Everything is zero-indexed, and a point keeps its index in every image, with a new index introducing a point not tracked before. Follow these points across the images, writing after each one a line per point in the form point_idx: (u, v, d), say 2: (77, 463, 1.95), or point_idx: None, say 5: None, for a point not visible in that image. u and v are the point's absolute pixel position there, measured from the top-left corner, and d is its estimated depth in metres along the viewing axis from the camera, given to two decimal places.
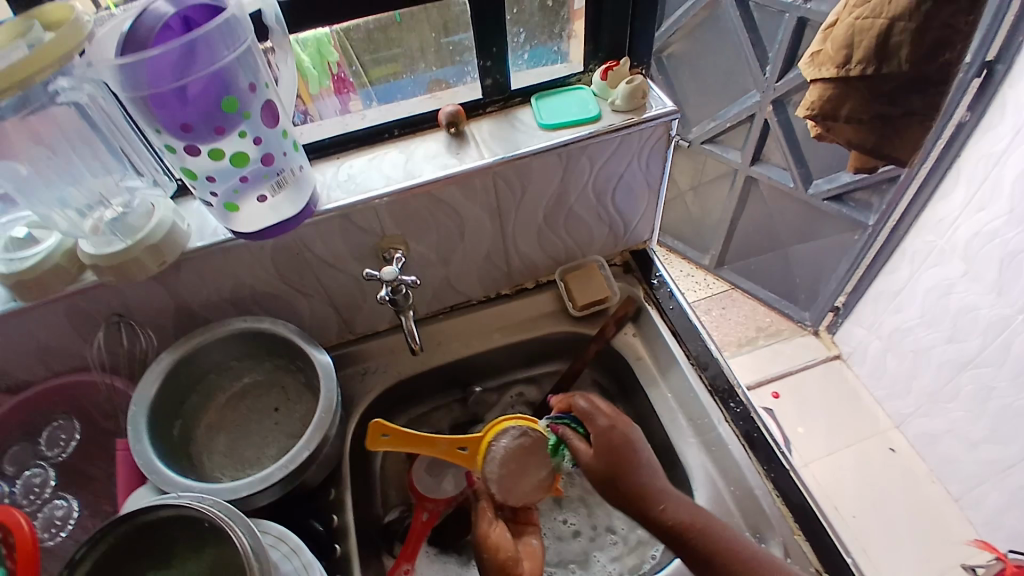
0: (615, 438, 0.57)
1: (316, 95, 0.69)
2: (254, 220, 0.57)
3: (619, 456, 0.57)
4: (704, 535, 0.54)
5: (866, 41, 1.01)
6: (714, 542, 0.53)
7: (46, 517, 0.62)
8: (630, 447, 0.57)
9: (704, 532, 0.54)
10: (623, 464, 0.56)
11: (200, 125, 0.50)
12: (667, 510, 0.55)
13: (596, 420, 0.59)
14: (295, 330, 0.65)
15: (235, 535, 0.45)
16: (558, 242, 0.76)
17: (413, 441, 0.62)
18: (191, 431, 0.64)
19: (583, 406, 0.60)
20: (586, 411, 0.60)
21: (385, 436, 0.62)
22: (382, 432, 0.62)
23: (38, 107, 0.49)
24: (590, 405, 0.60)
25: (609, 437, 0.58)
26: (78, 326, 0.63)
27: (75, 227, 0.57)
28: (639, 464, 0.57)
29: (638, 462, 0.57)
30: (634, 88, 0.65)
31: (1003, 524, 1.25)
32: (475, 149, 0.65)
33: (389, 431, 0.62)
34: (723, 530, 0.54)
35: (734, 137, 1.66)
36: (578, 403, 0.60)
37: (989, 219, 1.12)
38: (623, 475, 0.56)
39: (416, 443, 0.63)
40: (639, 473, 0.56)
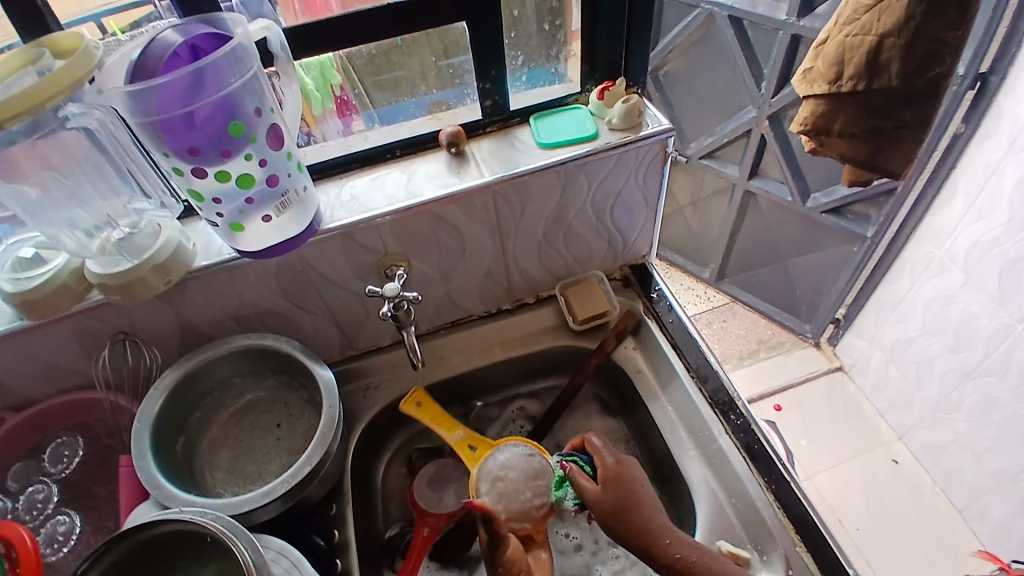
0: (625, 474, 0.59)
1: (319, 117, 0.71)
2: (259, 239, 0.58)
3: (627, 492, 0.58)
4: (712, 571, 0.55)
5: (857, 58, 1.04)
6: None
7: (49, 533, 0.63)
8: (639, 484, 0.58)
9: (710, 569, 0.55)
10: (632, 500, 0.57)
11: (207, 149, 0.52)
12: (675, 547, 0.55)
13: (605, 457, 0.60)
14: (297, 346, 0.65)
15: (237, 548, 0.46)
16: (558, 258, 0.77)
17: (435, 422, 0.70)
18: (194, 448, 0.65)
19: (594, 443, 0.61)
20: (596, 448, 0.61)
21: (416, 407, 0.71)
22: (416, 401, 0.71)
23: (48, 132, 0.51)
24: (600, 443, 0.61)
25: (619, 473, 0.59)
26: (84, 344, 0.64)
27: (82, 248, 0.58)
28: (647, 502, 0.58)
29: (643, 499, 0.58)
30: (630, 107, 0.66)
31: (1009, 536, 1.24)
32: (475, 168, 0.67)
33: (421, 402, 0.71)
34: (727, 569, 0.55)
35: (732, 151, 1.68)
36: (591, 438, 0.61)
37: (987, 229, 1.13)
38: (632, 511, 0.57)
39: (435, 425, 0.70)
40: (647, 511, 0.57)
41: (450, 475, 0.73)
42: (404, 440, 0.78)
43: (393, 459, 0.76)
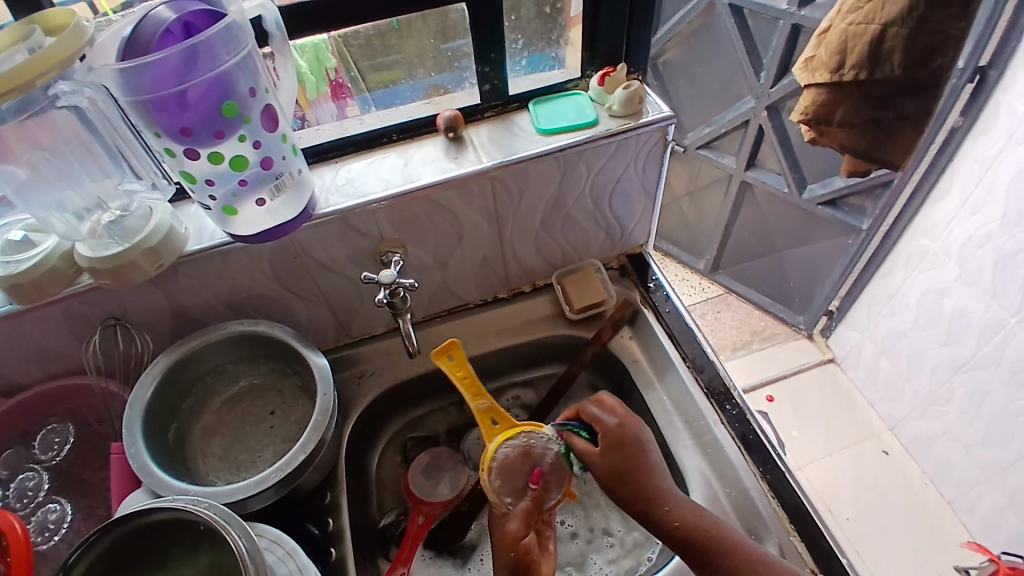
0: (626, 437, 0.58)
1: (313, 100, 0.69)
2: (252, 223, 0.57)
3: (627, 456, 0.57)
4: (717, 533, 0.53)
5: (860, 46, 1.03)
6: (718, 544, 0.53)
7: (40, 521, 0.62)
8: (640, 448, 0.58)
9: (714, 533, 0.53)
10: (632, 462, 0.57)
11: (200, 129, 0.50)
12: (678, 510, 0.54)
13: (606, 423, 0.59)
14: (291, 333, 0.64)
15: (230, 536, 0.45)
16: (555, 246, 0.76)
17: (461, 383, 0.66)
18: (186, 435, 0.64)
19: (592, 411, 0.61)
20: (596, 413, 0.60)
21: (449, 361, 0.67)
22: (450, 355, 0.67)
23: (38, 110, 0.49)
24: (600, 408, 0.61)
25: (618, 437, 0.58)
26: (75, 329, 0.63)
27: (72, 231, 0.57)
28: (649, 466, 0.57)
29: (646, 464, 0.57)
30: (631, 93, 0.65)
31: (997, 527, 1.25)
32: (473, 153, 0.65)
33: (453, 359, 0.67)
34: (732, 533, 0.54)
35: (729, 142, 1.67)
36: (587, 407, 0.61)
37: (982, 223, 1.13)
38: (632, 472, 0.56)
39: (461, 387, 0.66)
40: (648, 474, 0.56)
41: (445, 464, 0.73)
42: (399, 429, 0.77)
43: (387, 447, 0.76)
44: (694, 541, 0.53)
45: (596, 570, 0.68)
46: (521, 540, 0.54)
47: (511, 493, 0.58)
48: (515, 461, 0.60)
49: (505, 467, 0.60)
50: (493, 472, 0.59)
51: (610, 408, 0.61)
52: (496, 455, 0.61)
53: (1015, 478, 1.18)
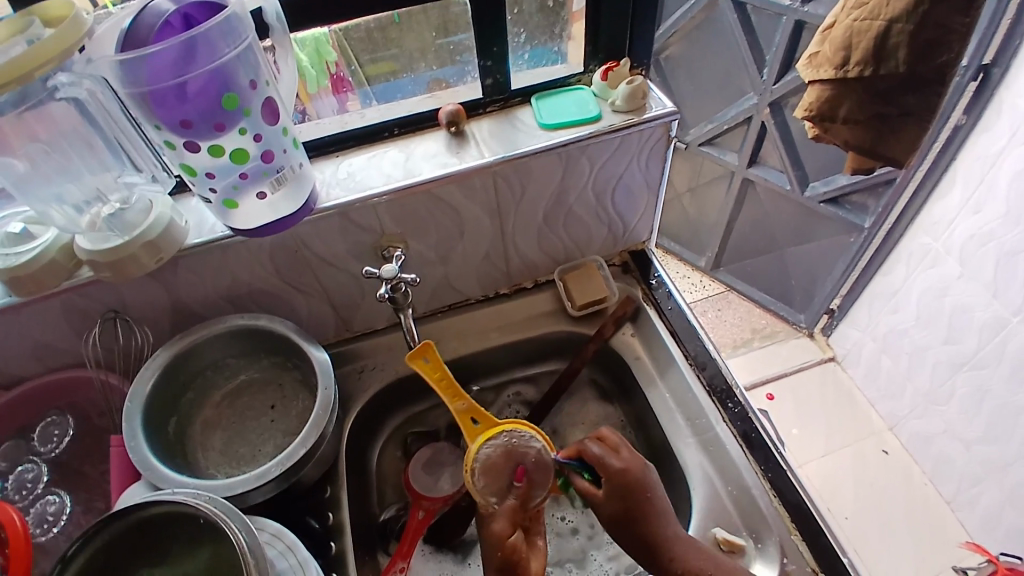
0: (629, 481, 0.57)
1: (314, 95, 0.69)
2: (253, 217, 0.57)
3: (632, 502, 0.56)
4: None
5: (866, 42, 1.03)
6: None
7: (39, 513, 0.62)
8: (646, 490, 0.57)
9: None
10: (638, 508, 0.56)
11: (200, 122, 0.50)
12: (684, 555, 0.54)
13: (609, 465, 0.58)
14: (292, 327, 0.64)
15: (230, 530, 0.45)
16: (557, 241, 0.76)
17: (438, 385, 0.64)
18: (187, 429, 0.64)
19: (594, 452, 0.59)
20: (599, 454, 0.59)
21: (424, 363, 0.64)
22: (424, 355, 0.64)
23: (37, 103, 0.49)
24: (604, 449, 0.59)
25: (623, 482, 0.57)
26: (74, 322, 0.62)
27: (71, 224, 0.57)
28: (654, 510, 0.56)
29: (652, 508, 0.56)
30: (634, 89, 0.65)
31: (997, 526, 1.26)
32: (475, 148, 0.65)
33: (429, 360, 0.64)
34: (738, 572, 0.54)
35: (731, 138, 1.67)
36: (590, 446, 0.60)
37: (984, 221, 1.12)
38: (637, 518, 0.56)
39: (437, 389, 0.64)
40: (652, 519, 0.56)
41: (445, 459, 0.73)
42: (399, 424, 0.77)
43: (388, 442, 0.76)
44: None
45: (596, 567, 0.68)
46: (510, 538, 0.54)
47: (496, 493, 0.57)
48: (499, 461, 0.59)
49: (489, 467, 0.59)
50: (475, 474, 0.58)
51: (615, 449, 0.60)
52: (478, 456, 0.59)
53: (1015, 476, 1.18)
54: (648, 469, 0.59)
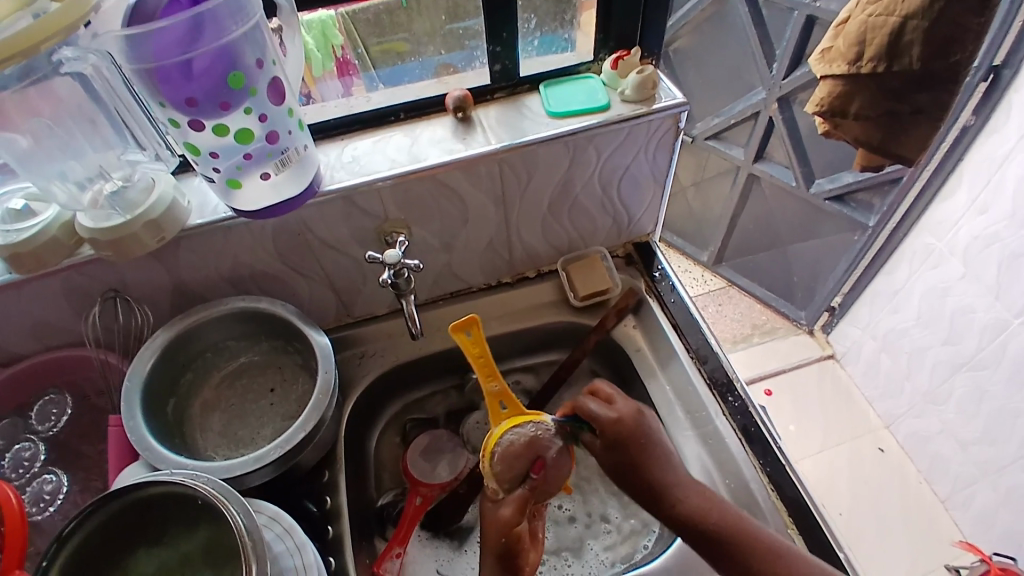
0: (624, 433, 0.56)
1: (318, 78, 0.69)
2: (255, 198, 0.57)
3: (630, 454, 0.55)
4: (729, 527, 0.52)
5: (879, 38, 1.02)
6: (730, 533, 0.52)
7: (35, 492, 0.62)
8: (643, 439, 0.56)
9: (727, 528, 0.52)
10: (634, 458, 0.55)
11: (205, 101, 0.49)
12: (689, 501, 0.53)
13: (603, 421, 0.56)
14: (293, 311, 0.64)
15: (229, 512, 0.45)
16: (561, 231, 0.75)
17: (475, 362, 0.62)
18: (186, 411, 0.64)
19: (590, 409, 0.57)
20: (591, 408, 0.57)
21: (465, 338, 0.61)
22: (467, 330, 0.61)
23: (42, 76, 0.48)
24: (598, 404, 0.58)
25: (616, 436, 0.56)
26: (74, 300, 0.62)
27: (74, 201, 0.56)
28: (652, 457, 0.55)
29: (649, 457, 0.55)
30: (644, 79, 0.64)
31: (992, 528, 1.26)
32: (481, 135, 0.64)
33: (471, 335, 0.61)
34: (742, 522, 0.53)
35: (738, 133, 1.65)
36: (587, 405, 0.58)
37: (989, 223, 1.12)
38: (636, 467, 0.55)
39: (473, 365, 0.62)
40: (652, 468, 0.55)
41: (445, 446, 0.73)
42: (398, 411, 0.77)
43: (387, 428, 0.76)
44: (708, 534, 0.52)
45: (592, 557, 0.68)
46: (514, 527, 0.54)
47: (510, 481, 0.56)
48: (518, 450, 0.57)
49: (507, 455, 0.57)
50: (494, 460, 0.57)
51: (608, 401, 0.58)
52: (500, 441, 0.58)
53: (1010, 478, 1.18)
54: (646, 418, 0.57)
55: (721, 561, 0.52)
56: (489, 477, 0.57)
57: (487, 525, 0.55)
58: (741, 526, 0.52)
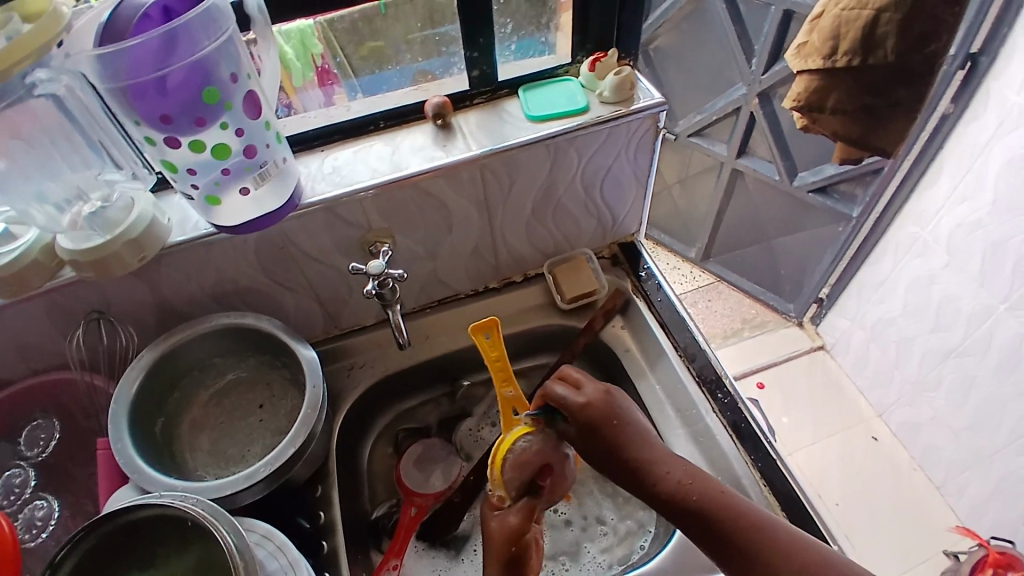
0: (596, 415, 0.54)
1: (299, 87, 0.68)
2: (234, 214, 0.56)
3: (606, 435, 0.54)
4: (712, 501, 0.49)
5: (853, 32, 1.03)
6: (717, 511, 0.49)
7: (27, 518, 0.61)
8: (616, 418, 0.54)
9: (711, 503, 0.49)
10: (610, 438, 0.53)
11: (180, 117, 0.49)
12: (670, 478, 0.51)
13: (574, 404, 0.55)
14: (279, 326, 0.63)
15: (219, 533, 0.44)
16: (547, 234, 0.75)
17: (493, 366, 0.62)
18: (174, 430, 0.63)
19: (557, 393, 0.56)
20: (561, 394, 0.56)
21: (485, 340, 0.62)
22: (486, 334, 0.61)
23: (16, 100, 0.48)
24: (566, 388, 0.57)
25: (588, 419, 0.54)
26: (57, 322, 0.61)
27: (53, 223, 0.56)
28: (629, 436, 0.53)
29: (626, 438, 0.53)
30: (622, 80, 0.64)
31: (986, 512, 1.27)
32: (462, 141, 0.64)
33: (489, 338, 0.61)
34: (729, 497, 0.50)
35: (721, 129, 1.66)
36: (554, 388, 0.57)
37: (971, 210, 1.13)
38: (613, 447, 0.53)
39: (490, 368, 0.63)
40: (630, 447, 0.53)
41: (439, 454, 0.73)
42: (390, 421, 0.77)
43: (379, 439, 0.75)
44: (692, 512, 0.50)
45: (589, 560, 0.68)
46: (521, 537, 0.54)
47: (518, 489, 0.56)
48: (528, 461, 0.56)
49: (520, 462, 0.56)
50: (505, 468, 0.56)
51: (577, 384, 0.57)
52: (513, 447, 0.57)
53: (1002, 464, 1.19)
54: (618, 399, 0.56)
55: (709, 541, 0.49)
56: (497, 485, 0.57)
57: (490, 533, 0.55)
58: (726, 499, 0.50)
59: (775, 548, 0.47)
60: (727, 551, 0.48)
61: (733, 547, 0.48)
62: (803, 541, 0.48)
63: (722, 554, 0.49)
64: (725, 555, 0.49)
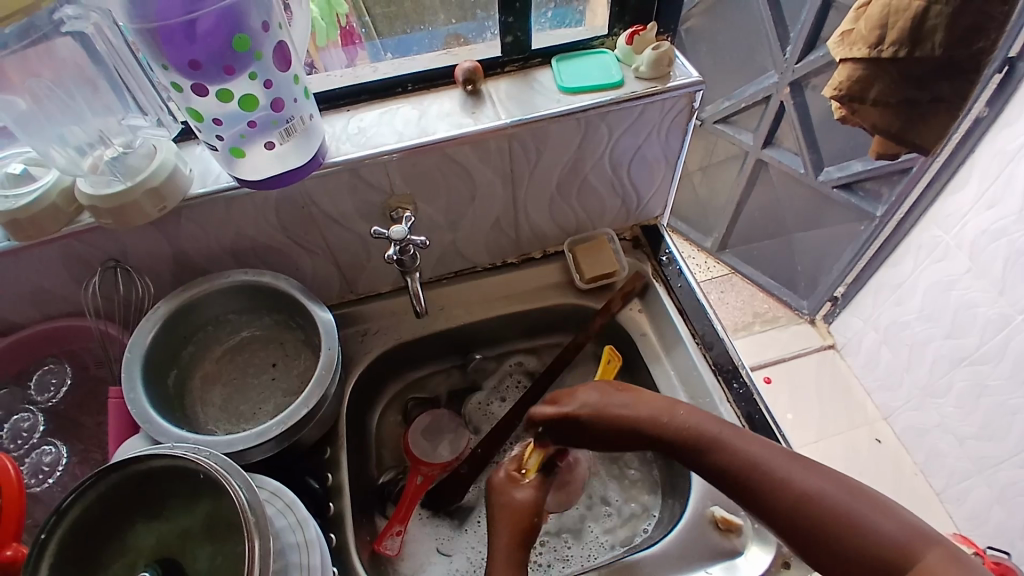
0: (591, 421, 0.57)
1: (322, 48, 0.66)
2: (259, 167, 0.55)
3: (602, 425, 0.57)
4: (710, 447, 0.52)
5: (901, 23, 0.95)
6: (715, 453, 0.52)
7: (34, 463, 0.62)
8: (611, 396, 0.58)
9: (709, 447, 0.52)
10: (608, 414, 0.57)
11: (209, 64, 0.47)
12: (669, 431, 0.54)
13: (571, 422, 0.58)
14: (297, 286, 0.63)
15: (231, 487, 0.44)
16: (569, 211, 0.74)
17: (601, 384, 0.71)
18: (187, 383, 0.63)
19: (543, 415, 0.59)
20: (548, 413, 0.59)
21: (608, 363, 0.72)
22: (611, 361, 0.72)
23: (44, 36, 0.47)
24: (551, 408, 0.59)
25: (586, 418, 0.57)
26: (72, 268, 0.61)
27: (74, 166, 0.54)
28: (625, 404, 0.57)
29: (627, 414, 0.56)
30: (660, 55, 0.62)
31: (986, 521, 1.26)
32: (491, 109, 0.63)
33: (614, 364, 0.72)
34: (727, 441, 0.52)
35: (748, 118, 1.63)
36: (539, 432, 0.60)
37: (998, 216, 1.11)
38: (616, 426, 0.56)
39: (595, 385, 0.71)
40: (630, 415, 0.56)
41: (446, 427, 0.73)
42: (401, 389, 0.76)
43: (388, 407, 0.75)
44: (697, 456, 0.53)
45: (592, 539, 0.68)
46: (539, 509, 0.59)
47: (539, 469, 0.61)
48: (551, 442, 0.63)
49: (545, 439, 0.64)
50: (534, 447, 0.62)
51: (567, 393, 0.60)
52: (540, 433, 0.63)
53: (1008, 473, 1.19)
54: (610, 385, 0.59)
55: (717, 481, 0.52)
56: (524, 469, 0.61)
57: (510, 504, 0.58)
58: (722, 443, 0.52)
59: (768, 486, 0.49)
60: (729, 485, 0.51)
61: (737, 482, 0.50)
62: (805, 467, 0.49)
63: (731, 491, 0.51)
64: (727, 488, 0.51)
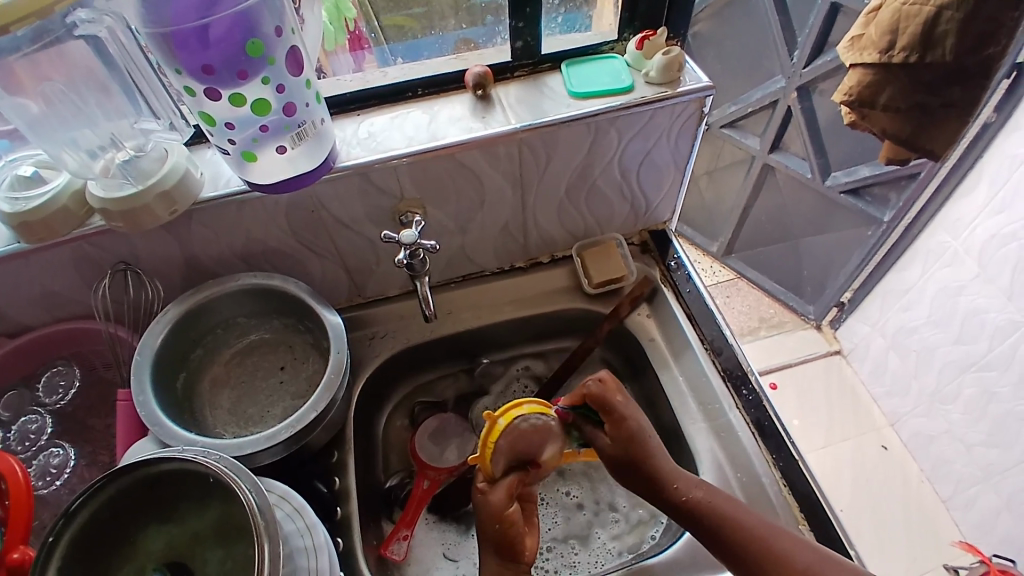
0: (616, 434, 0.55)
1: (331, 53, 0.66)
2: (271, 171, 0.55)
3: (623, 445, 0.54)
4: (714, 518, 0.51)
5: (912, 28, 0.94)
6: (717, 522, 0.51)
7: (41, 465, 0.62)
8: (637, 439, 0.55)
9: (711, 518, 0.51)
10: (627, 450, 0.54)
11: (222, 69, 0.47)
12: (676, 496, 0.53)
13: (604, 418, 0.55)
14: (306, 289, 0.63)
15: (241, 491, 0.43)
16: (578, 216, 0.74)
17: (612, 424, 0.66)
18: (196, 386, 0.63)
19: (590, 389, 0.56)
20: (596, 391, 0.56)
21: None
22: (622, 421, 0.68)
23: (56, 39, 0.46)
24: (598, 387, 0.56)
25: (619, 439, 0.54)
26: (82, 271, 0.61)
27: (85, 169, 0.55)
28: (643, 452, 0.54)
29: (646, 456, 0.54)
30: (670, 60, 0.62)
31: (995, 529, 1.25)
32: (501, 113, 0.63)
33: None
34: (731, 512, 0.51)
35: (755, 122, 1.62)
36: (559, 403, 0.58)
37: (1005, 222, 1.10)
38: (633, 475, 0.55)
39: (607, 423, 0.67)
40: (645, 463, 0.54)
41: (451, 431, 0.73)
42: (409, 392, 0.76)
43: (395, 411, 0.75)
44: (701, 526, 0.52)
45: (599, 545, 0.68)
46: (506, 515, 0.51)
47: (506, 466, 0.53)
48: (528, 438, 0.53)
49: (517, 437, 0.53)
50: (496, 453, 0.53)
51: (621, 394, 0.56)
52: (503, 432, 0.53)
53: (1014, 480, 1.18)
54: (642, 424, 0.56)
55: (717, 551, 0.51)
56: (501, 416, 0.54)
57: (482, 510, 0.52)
58: (725, 516, 0.51)
59: (766, 559, 0.48)
60: (728, 556, 0.50)
61: (741, 559, 0.49)
62: (806, 547, 0.48)
63: (734, 566, 0.50)
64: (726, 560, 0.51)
